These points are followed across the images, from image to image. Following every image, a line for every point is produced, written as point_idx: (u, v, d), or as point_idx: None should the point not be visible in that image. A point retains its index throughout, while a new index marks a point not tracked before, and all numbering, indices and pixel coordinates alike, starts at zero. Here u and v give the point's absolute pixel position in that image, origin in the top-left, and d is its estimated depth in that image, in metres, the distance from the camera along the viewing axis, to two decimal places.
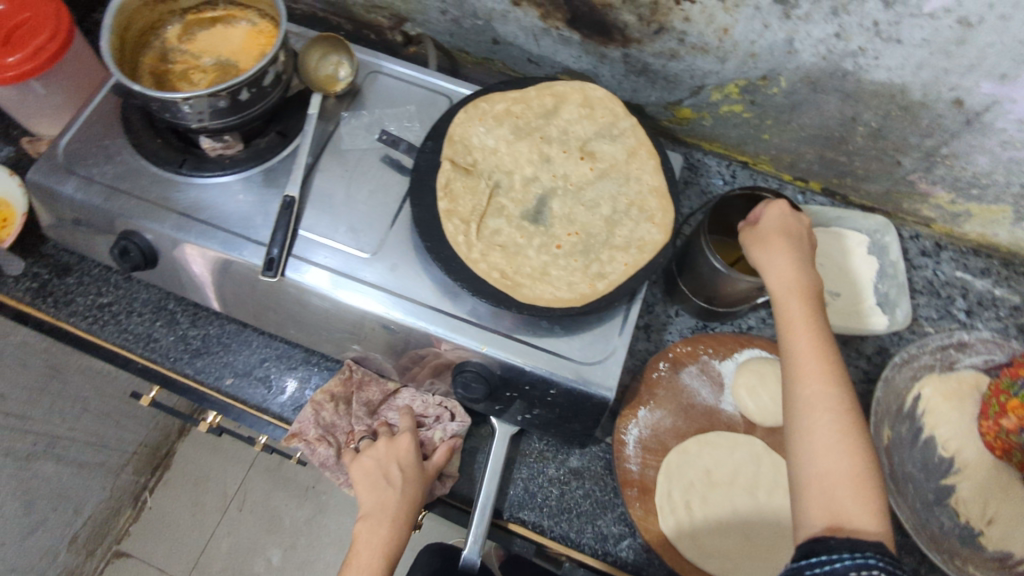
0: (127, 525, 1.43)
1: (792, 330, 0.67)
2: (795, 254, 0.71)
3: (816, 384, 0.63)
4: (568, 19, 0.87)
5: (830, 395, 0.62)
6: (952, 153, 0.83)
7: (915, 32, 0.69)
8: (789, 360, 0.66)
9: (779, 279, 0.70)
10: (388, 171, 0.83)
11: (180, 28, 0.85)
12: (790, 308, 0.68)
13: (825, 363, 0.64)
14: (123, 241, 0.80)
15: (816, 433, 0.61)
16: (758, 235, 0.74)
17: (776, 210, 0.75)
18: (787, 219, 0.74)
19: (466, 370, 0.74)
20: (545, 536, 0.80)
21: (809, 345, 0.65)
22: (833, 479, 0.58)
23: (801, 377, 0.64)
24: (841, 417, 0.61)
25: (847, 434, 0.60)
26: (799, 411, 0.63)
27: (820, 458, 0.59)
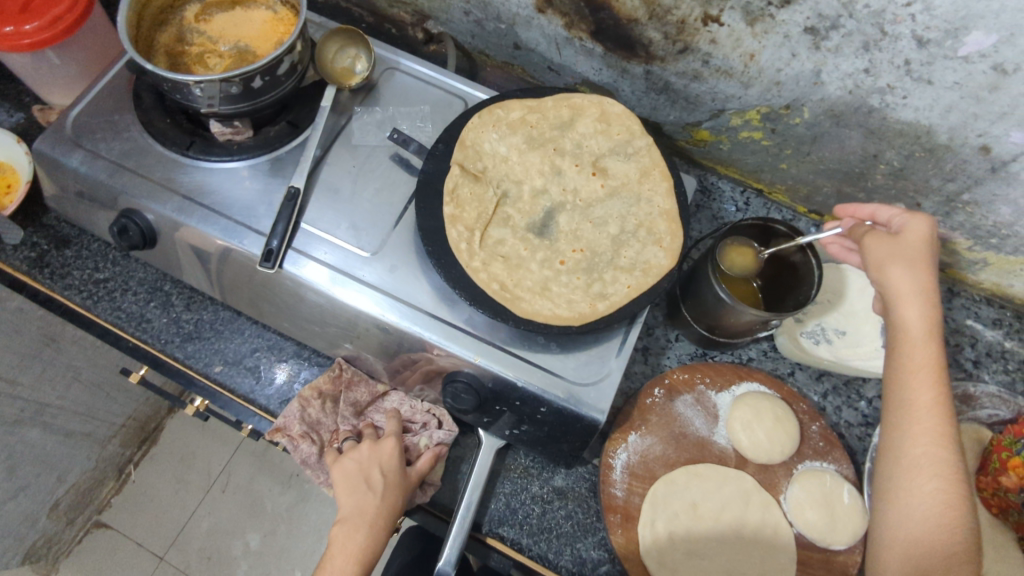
0: (108, 497, 1.43)
1: (913, 378, 0.63)
2: (934, 285, 0.64)
3: (931, 446, 0.62)
4: (592, 30, 0.85)
5: (939, 459, 0.62)
6: (973, 201, 0.81)
7: (946, 74, 0.67)
8: (904, 409, 0.64)
9: (914, 314, 0.64)
10: (396, 170, 0.82)
11: (198, 9, 0.84)
12: (914, 349, 0.64)
13: (941, 423, 0.62)
14: (124, 219, 0.78)
15: (917, 496, 0.62)
16: (893, 251, 0.67)
17: (915, 227, 0.67)
18: (926, 240, 0.66)
19: (457, 381, 0.73)
20: (523, 554, 0.79)
21: (932, 398, 0.63)
22: (922, 541, 0.60)
23: (913, 431, 0.63)
24: (946, 484, 0.61)
25: (950, 502, 0.61)
26: (903, 467, 0.63)
27: (916, 520, 0.61)
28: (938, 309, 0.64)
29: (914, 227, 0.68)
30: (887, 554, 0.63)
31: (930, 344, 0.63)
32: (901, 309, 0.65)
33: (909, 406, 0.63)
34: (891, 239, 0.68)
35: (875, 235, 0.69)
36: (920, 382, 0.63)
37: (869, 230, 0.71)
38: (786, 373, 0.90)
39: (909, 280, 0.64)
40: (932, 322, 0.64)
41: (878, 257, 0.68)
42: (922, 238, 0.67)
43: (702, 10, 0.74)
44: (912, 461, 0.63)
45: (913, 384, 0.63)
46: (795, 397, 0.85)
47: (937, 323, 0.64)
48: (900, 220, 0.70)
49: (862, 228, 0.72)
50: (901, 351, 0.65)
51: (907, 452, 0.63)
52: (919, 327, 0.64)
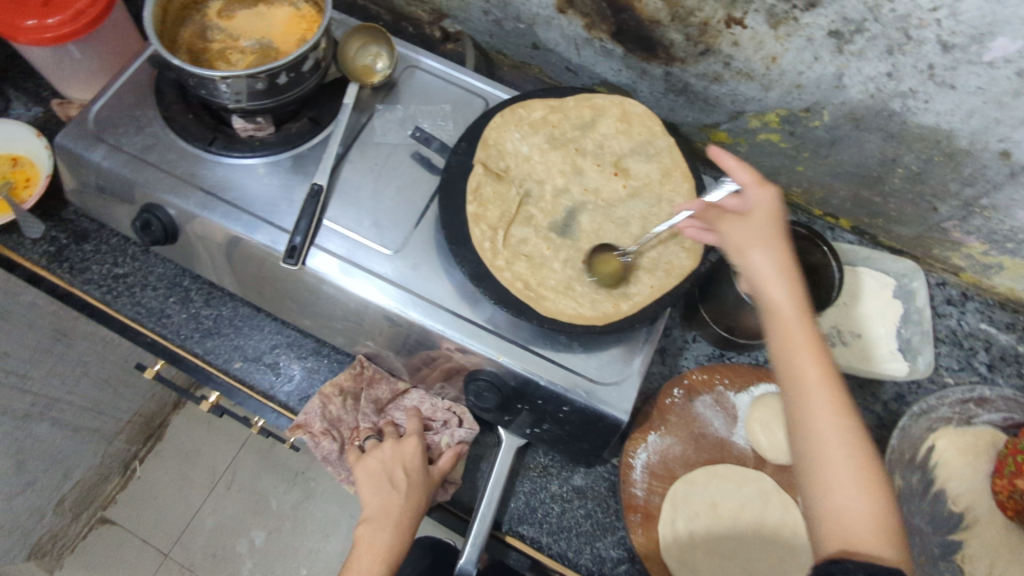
0: (114, 493, 1.42)
1: (800, 348, 0.55)
2: (789, 255, 0.59)
3: (831, 421, 0.53)
4: (613, 31, 0.86)
5: (843, 426, 0.53)
6: (991, 205, 0.81)
7: (970, 79, 0.68)
8: (793, 384, 0.55)
9: (775, 284, 0.58)
10: (418, 168, 0.82)
11: (221, 5, 0.84)
12: (790, 321, 0.56)
13: (835, 388, 0.54)
14: (146, 214, 0.79)
15: (835, 470, 0.51)
16: (746, 231, 0.60)
17: (761, 201, 0.61)
18: (775, 215, 0.61)
19: (478, 379, 0.73)
20: (543, 553, 0.79)
21: (817, 366, 0.54)
22: (851, 520, 0.50)
23: (812, 403, 0.53)
24: (856, 450, 0.52)
25: (865, 468, 0.51)
26: (811, 443, 0.53)
27: (840, 498, 0.51)
28: (795, 277, 0.58)
29: (756, 197, 0.62)
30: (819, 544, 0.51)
31: (803, 313, 0.57)
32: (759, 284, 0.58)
33: (800, 378, 0.54)
34: (741, 215, 0.62)
35: (721, 215, 0.63)
36: (805, 350, 0.55)
37: (718, 212, 0.64)
38: None
39: (762, 249, 0.59)
40: (795, 290, 0.58)
41: (736, 236, 0.61)
42: (770, 209, 0.61)
43: (726, 13, 0.74)
44: (816, 435, 0.53)
45: (798, 355, 0.55)
46: None
47: (801, 292, 0.58)
48: (743, 177, 0.62)
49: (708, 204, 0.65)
50: (773, 331, 0.56)
51: (811, 427, 0.53)
52: (786, 299, 0.57)
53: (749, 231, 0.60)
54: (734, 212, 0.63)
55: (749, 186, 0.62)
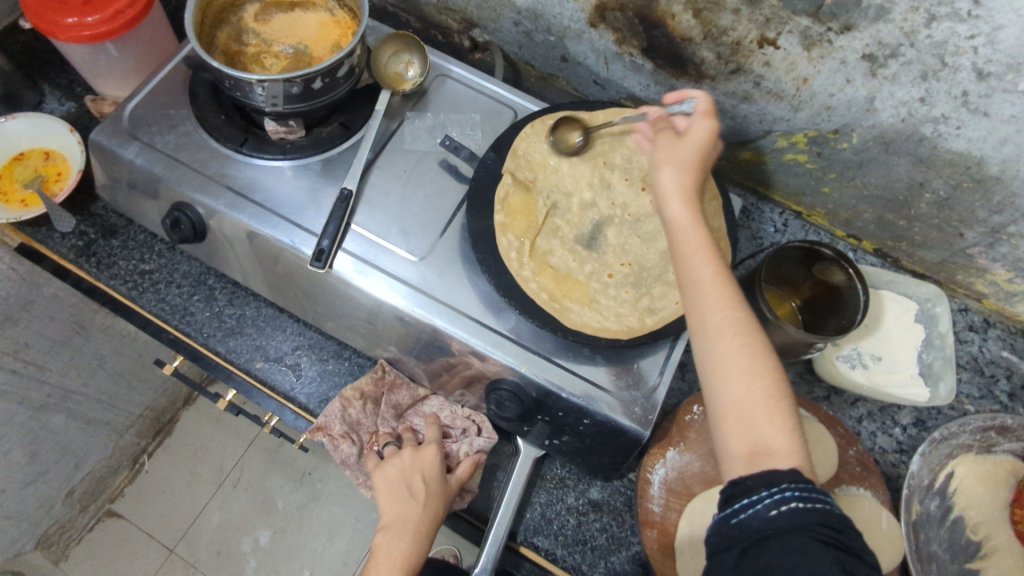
0: (122, 486, 1.43)
1: (696, 257, 0.56)
2: (697, 175, 0.60)
3: (726, 314, 0.53)
4: (644, 47, 0.86)
5: (739, 322, 0.53)
6: (1018, 233, 0.81)
7: (1004, 107, 0.68)
8: (694, 291, 0.56)
9: (676, 204, 0.59)
10: (446, 176, 0.83)
11: (258, 8, 0.85)
12: (688, 236, 0.58)
13: (730, 289, 0.55)
14: (175, 212, 0.80)
15: (729, 364, 0.52)
16: (666, 153, 0.62)
17: (699, 127, 0.61)
18: (704, 140, 0.61)
19: (500, 389, 0.73)
20: (556, 564, 0.79)
21: (713, 272, 0.55)
22: (749, 411, 0.51)
23: (708, 304, 0.54)
24: (751, 344, 0.52)
25: (760, 359, 0.52)
26: (709, 342, 0.53)
27: (735, 391, 0.52)
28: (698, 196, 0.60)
29: (697, 125, 0.62)
30: (723, 438, 0.52)
31: (700, 227, 0.58)
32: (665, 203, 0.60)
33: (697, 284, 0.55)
34: (674, 142, 0.63)
35: (665, 138, 0.64)
36: (699, 260, 0.56)
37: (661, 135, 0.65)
38: (821, 397, 0.91)
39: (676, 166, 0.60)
40: (694, 208, 0.59)
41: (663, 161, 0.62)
42: (703, 135, 0.61)
43: (759, 32, 0.75)
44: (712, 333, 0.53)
45: (694, 264, 0.56)
46: (833, 420, 0.85)
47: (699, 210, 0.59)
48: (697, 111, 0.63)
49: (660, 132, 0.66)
50: (675, 243, 0.58)
51: (708, 326, 0.54)
52: (686, 215, 0.58)
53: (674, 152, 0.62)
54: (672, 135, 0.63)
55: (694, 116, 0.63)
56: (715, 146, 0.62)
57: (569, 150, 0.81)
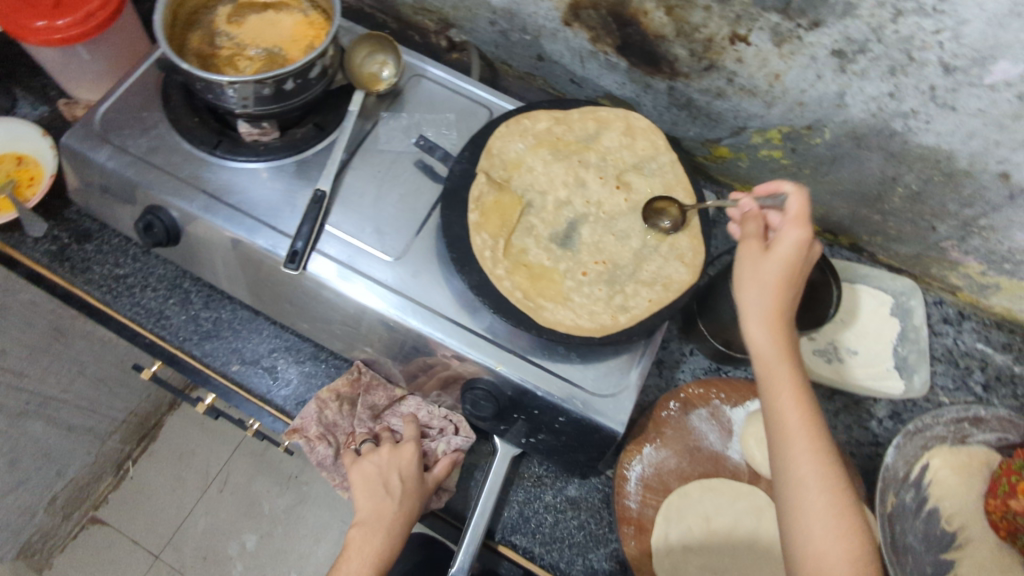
0: (105, 495, 1.41)
1: (782, 395, 0.59)
2: (782, 298, 0.61)
3: (809, 461, 0.57)
4: (618, 45, 0.86)
5: (822, 473, 0.56)
6: (989, 226, 0.82)
7: (971, 101, 0.69)
8: (778, 430, 0.59)
9: (762, 333, 0.61)
10: (421, 176, 0.82)
11: (230, 10, 0.85)
12: (777, 369, 0.60)
13: (817, 436, 0.58)
14: (150, 216, 0.79)
15: (810, 517, 0.55)
16: (755, 271, 0.63)
17: (790, 239, 0.62)
18: (791, 259, 0.61)
19: (476, 388, 0.74)
20: (534, 562, 0.79)
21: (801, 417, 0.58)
22: (833, 573, 0.53)
23: (792, 451, 0.57)
24: (835, 497, 0.56)
25: (845, 517, 0.55)
26: (789, 487, 0.57)
27: (816, 544, 0.54)
28: (784, 323, 0.61)
29: (790, 236, 0.62)
30: None
31: (787, 363, 0.60)
32: (750, 328, 0.62)
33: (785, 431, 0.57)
34: (761, 255, 0.63)
35: (748, 248, 0.64)
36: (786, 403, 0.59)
37: (748, 242, 0.65)
38: None
39: (758, 292, 0.62)
40: (783, 338, 0.61)
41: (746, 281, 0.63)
42: (791, 252, 0.61)
43: (730, 29, 0.75)
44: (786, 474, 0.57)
45: (785, 405, 0.59)
46: None
47: (788, 340, 0.61)
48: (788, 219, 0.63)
49: (746, 234, 0.66)
50: (760, 375, 0.61)
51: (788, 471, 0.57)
52: (775, 349, 0.61)
53: (756, 268, 0.63)
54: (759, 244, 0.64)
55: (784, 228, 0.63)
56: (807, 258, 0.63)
57: (664, 181, 0.81)
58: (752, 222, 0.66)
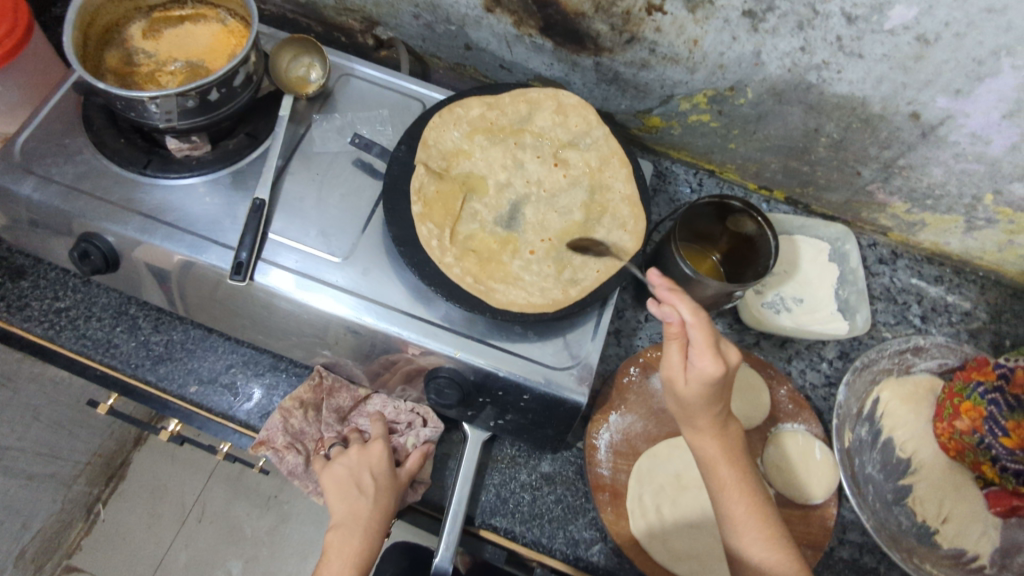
0: (78, 540, 1.28)
1: (724, 493, 0.69)
2: (714, 413, 0.69)
3: (759, 549, 0.66)
4: (541, 26, 0.87)
5: (772, 552, 0.66)
6: (908, 165, 0.86)
7: (876, 47, 0.72)
8: (728, 522, 0.69)
9: (705, 441, 0.70)
10: (359, 174, 0.82)
11: (145, 25, 0.83)
12: (720, 469, 0.70)
13: (761, 522, 0.68)
14: (84, 243, 0.77)
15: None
16: (685, 399, 0.68)
17: (702, 372, 0.64)
18: (706, 387, 0.65)
19: (438, 377, 0.74)
20: (517, 542, 0.81)
21: (745, 508, 0.68)
22: None
23: (743, 537, 0.67)
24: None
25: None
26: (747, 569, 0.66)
27: None
28: (718, 431, 0.70)
29: (703, 369, 0.64)
30: None
31: (728, 462, 0.70)
32: (690, 440, 0.71)
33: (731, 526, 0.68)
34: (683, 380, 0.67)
35: (668, 373, 0.68)
36: (731, 501, 0.69)
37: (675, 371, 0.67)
38: (752, 343, 0.94)
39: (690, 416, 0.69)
40: (720, 441, 0.70)
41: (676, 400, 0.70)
42: (708, 380, 0.65)
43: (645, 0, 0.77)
44: (742, 561, 0.67)
45: (730, 502, 0.69)
46: (763, 363, 0.90)
47: (724, 442, 0.71)
48: (700, 350, 0.64)
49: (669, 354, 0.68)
50: (707, 476, 0.71)
51: (744, 556, 0.67)
52: (715, 451, 0.70)
53: (684, 397, 0.68)
54: (682, 373, 0.67)
55: (699, 357, 0.65)
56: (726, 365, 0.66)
57: (596, 157, 0.82)
58: (673, 343, 0.67)
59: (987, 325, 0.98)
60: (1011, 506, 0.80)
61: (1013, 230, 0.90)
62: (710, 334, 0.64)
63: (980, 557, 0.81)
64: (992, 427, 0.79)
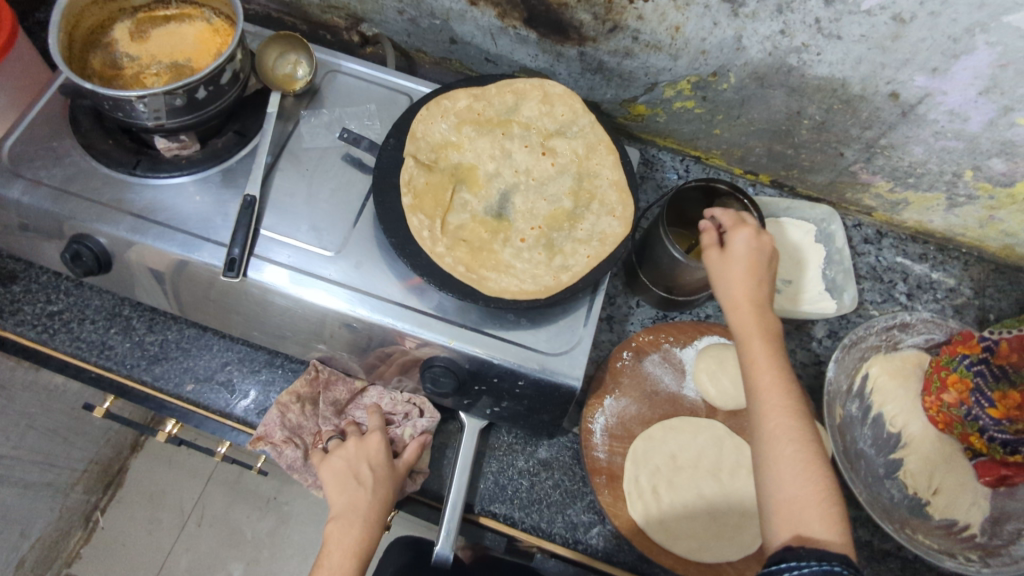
0: (78, 547, 1.27)
1: (752, 361, 0.66)
2: (750, 286, 0.69)
3: (779, 415, 0.62)
4: (525, 18, 0.88)
5: (789, 425, 0.62)
6: (890, 144, 0.88)
7: (853, 28, 0.73)
8: (751, 392, 0.65)
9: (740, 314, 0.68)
10: (349, 168, 0.83)
11: (131, 26, 0.83)
12: (752, 342, 0.66)
13: (785, 394, 0.64)
14: (76, 245, 0.77)
15: (781, 463, 0.60)
16: (721, 270, 0.71)
17: (739, 242, 0.71)
18: (747, 255, 0.70)
19: (434, 365, 0.75)
20: (516, 527, 0.82)
21: (773, 379, 0.65)
22: (804, 516, 0.57)
23: (764, 408, 0.63)
24: (803, 445, 0.61)
25: (812, 462, 0.60)
26: (763, 441, 0.62)
27: (788, 489, 0.59)
28: (757, 306, 0.68)
29: (739, 240, 0.71)
30: (774, 533, 0.59)
31: (762, 337, 0.67)
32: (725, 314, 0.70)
33: (755, 391, 0.64)
34: (721, 254, 0.72)
35: (713, 253, 0.73)
36: (760, 369, 0.65)
37: (713, 245, 0.73)
38: None
39: (727, 287, 0.70)
40: (759, 316, 0.68)
41: (718, 278, 0.71)
42: (745, 248, 0.71)
43: None
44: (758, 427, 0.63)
45: (756, 370, 0.65)
46: None
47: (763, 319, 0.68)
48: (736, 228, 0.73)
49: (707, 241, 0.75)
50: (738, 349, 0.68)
51: (761, 421, 0.63)
52: (750, 323, 0.67)
53: (724, 266, 0.71)
54: (720, 249, 0.72)
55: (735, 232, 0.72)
56: (764, 248, 0.71)
57: (583, 145, 0.83)
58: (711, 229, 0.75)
59: (972, 300, 0.99)
60: (1000, 475, 0.82)
61: (994, 206, 0.91)
62: (745, 220, 0.73)
63: (970, 527, 0.82)
64: (977, 398, 0.81)
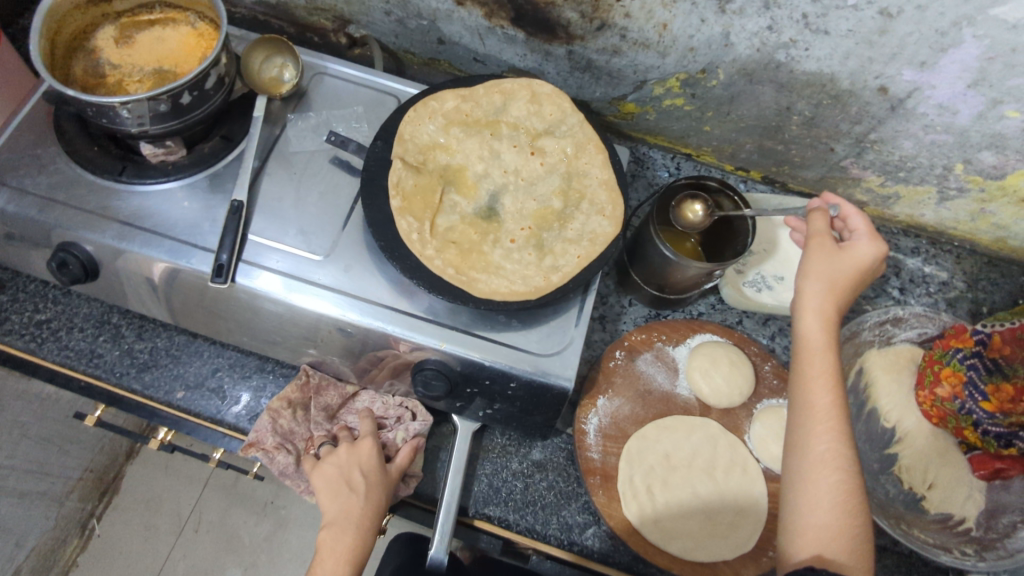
0: (74, 556, 1.26)
1: (814, 376, 0.65)
2: (844, 294, 0.67)
3: (830, 440, 0.62)
4: (512, 17, 0.87)
5: (840, 452, 0.62)
6: (879, 139, 0.87)
7: (840, 23, 0.73)
8: (803, 406, 0.65)
9: (812, 324, 0.66)
10: (337, 172, 0.83)
11: (114, 31, 0.82)
12: (817, 358, 0.65)
13: (840, 419, 0.63)
14: (62, 253, 0.76)
15: (823, 488, 0.61)
16: (821, 266, 0.68)
17: (866, 251, 0.68)
18: (862, 265, 0.68)
19: (425, 369, 0.74)
20: (511, 530, 0.82)
21: (831, 400, 0.64)
22: (830, 544, 0.59)
23: (815, 428, 0.63)
24: (846, 475, 0.61)
25: (852, 494, 0.60)
26: (808, 460, 0.62)
27: (821, 514, 0.60)
28: (833, 319, 0.67)
29: (862, 249, 0.69)
30: (795, 550, 0.61)
31: (830, 353, 0.65)
32: (800, 317, 0.67)
33: (809, 407, 0.64)
34: (835, 251, 0.69)
35: (820, 245, 0.69)
36: (819, 388, 0.64)
37: (823, 238, 0.70)
38: (735, 322, 0.96)
39: (818, 289, 0.67)
40: (829, 332, 0.66)
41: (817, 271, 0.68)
42: (862, 259, 0.68)
43: None
44: (804, 443, 0.63)
45: (813, 388, 0.64)
46: (746, 341, 0.91)
47: (833, 334, 0.66)
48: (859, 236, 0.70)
49: (814, 231, 0.71)
50: (799, 357, 0.66)
51: (809, 440, 0.63)
52: (820, 337, 0.66)
53: (833, 264, 0.68)
54: (834, 246, 0.69)
55: (860, 240, 0.70)
56: (876, 267, 0.70)
57: (573, 144, 0.83)
58: (820, 219, 0.71)
59: (965, 294, 0.99)
60: (995, 468, 0.82)
61: (985, 199, 0.91)
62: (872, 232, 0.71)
63: (965, 521, 0.82)
64: (970, 392, 0.81)
